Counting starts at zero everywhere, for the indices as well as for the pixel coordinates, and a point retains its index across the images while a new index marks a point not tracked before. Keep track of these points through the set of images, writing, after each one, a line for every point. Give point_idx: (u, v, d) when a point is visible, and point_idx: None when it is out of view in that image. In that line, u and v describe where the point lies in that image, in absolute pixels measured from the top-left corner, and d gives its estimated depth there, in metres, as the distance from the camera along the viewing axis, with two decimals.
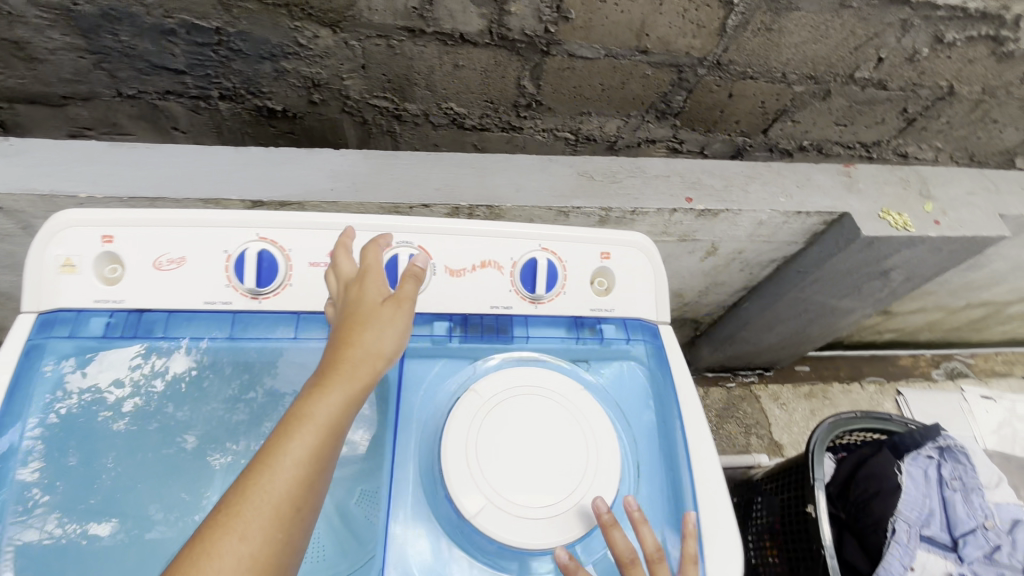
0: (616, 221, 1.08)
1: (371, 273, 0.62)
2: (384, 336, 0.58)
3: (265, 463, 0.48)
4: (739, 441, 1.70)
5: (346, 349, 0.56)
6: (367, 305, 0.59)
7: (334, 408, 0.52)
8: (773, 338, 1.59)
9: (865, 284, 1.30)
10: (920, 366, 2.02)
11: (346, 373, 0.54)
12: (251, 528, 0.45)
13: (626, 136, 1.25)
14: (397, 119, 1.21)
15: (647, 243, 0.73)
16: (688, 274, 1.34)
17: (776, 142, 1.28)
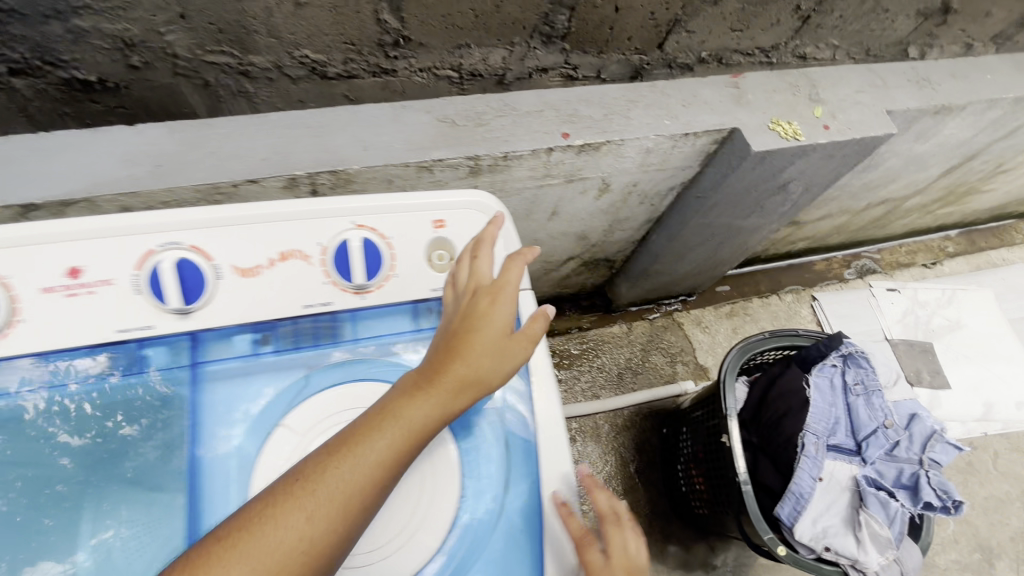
0: (490, 169, 0.96)
1: (506, 291, 0.64)
2: (490, 368, 0.62)
3: (354, 451, 0.56)
4: (666, 371, 1.71)
5: (456, 361, 0.61)
6: (490, 327, 0.62)
7: (426, 421, 0.59)
8: (687, 266, 1.56)
9: (765, 201, 1.25)
10: (833, 269, 2.07)
11: (447, 390, 0.60)
12: (317, 513, 0.53)
13: (514, 67, 1.07)
14: (246, 76, 0.98)
15: (486, 204, 0.72)
16: (588, 214, 1.25)
17: (675, 58, 1.14)
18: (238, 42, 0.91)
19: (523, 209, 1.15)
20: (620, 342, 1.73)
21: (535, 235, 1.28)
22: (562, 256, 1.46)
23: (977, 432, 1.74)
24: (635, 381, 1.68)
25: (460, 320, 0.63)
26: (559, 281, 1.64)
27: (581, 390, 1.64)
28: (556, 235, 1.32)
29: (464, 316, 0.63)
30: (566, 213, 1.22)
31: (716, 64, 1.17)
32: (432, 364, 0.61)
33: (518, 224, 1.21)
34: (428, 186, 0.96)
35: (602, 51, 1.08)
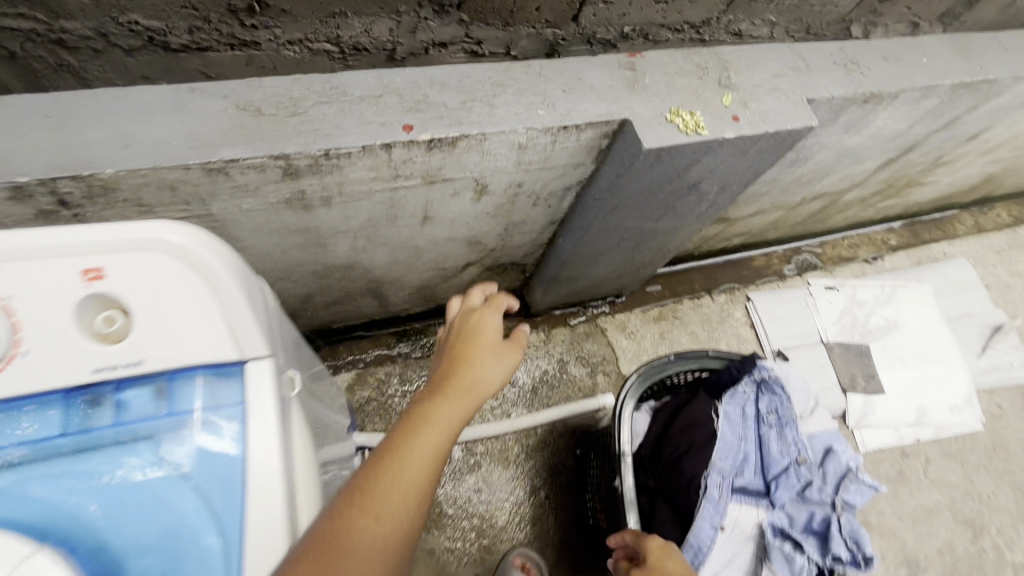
0: (314, 170, 0.77)
1: (491, 312, 0.84)
2: (494, 369, 0.76)
3: (398, 454, 0.61)
4: (586, 383, 1.56)
5: (466, 368, 0.75)
6: (486, 339, 0.80)
7: (454, 417, 0.68)
8: (603, 270, 1.40)
9: (675, 202, 1.09)
10: (773, 265, 1.95)
11: (464, 392, 0.72)
12: (383, 514, 0.56)
13: (405, 39, 0.81)
14: (61, 47, 0.68)
15: (167, 240, 0.50)
16: (473, 217, 1.07)
17: (593, 32, 0.91)
18: (42, 4, 0.62)
19: (384, 214, 0.95)
20: (537, 352, 1.57)
21: (413, 242, 1.09)
22: (458, 262, 1.28)
23: (909, 439, 1.66)
24: (551, 395, 1.52)
25: (459, 342, 0.80)
26: (464, 287, 1.46)
27: (491, 407, 1.48)
28: (440, 241, 1.13)
29: (462, 339, 0.80)
30: (443, 218, 1.03)
31: (642, 40, 0.96)
32: (445, 378, 0.74)
33: (385, 231, 1.01)
34: (234, 192, 0.76)
35: (507, 26, 0.84)
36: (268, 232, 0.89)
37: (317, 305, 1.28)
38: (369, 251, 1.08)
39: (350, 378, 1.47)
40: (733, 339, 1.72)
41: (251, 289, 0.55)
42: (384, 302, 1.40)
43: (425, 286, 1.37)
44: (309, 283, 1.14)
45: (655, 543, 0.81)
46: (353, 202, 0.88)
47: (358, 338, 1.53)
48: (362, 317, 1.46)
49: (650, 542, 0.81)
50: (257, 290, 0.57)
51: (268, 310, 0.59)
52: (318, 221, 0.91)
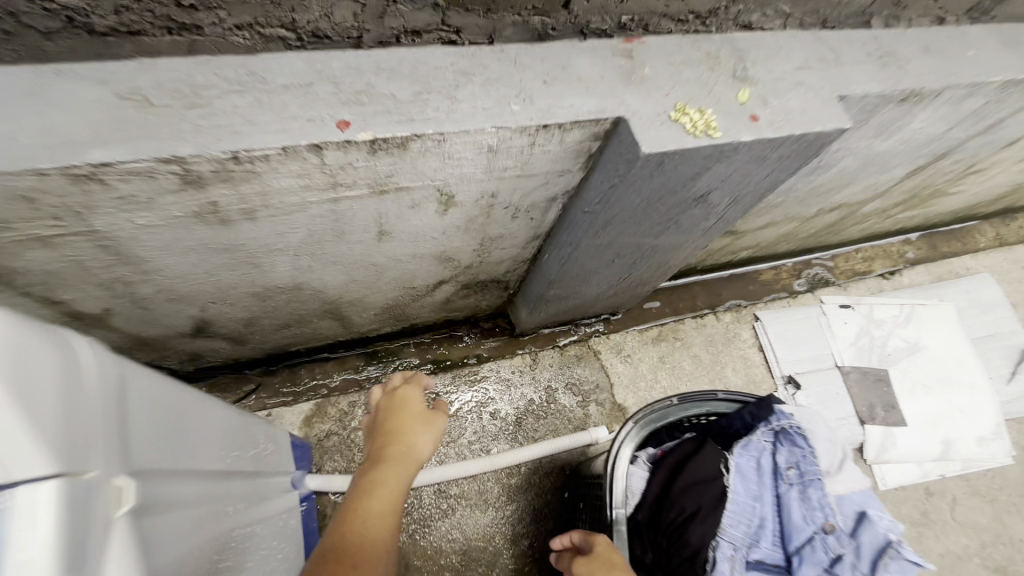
0: (223, 177, 0.61)
1: (414, 389, 1.02)
2: (425, 437, 0.95)
3: (358, 517, 0.78)
4: (576, 413, 1.39)
5: (401, 439, 0.92)
6: (411, 413, 0.98)
7: (400, 480, 0.86)
8: (596, 288, 1.24)
9: (678, 215, 0.94)
10: (781, 279, 1.80)
11: (403, 460, 0.90)
12: (357, 564, 0.71)
13: (372, 25, 0.63)
14: None
15: None
16: (440, 232, 0.90)
17: (588, 21, 0.73)
18: None
19: (328, 229, 0.79)
20: (522, 378, 1.41)
21: (371, 260, 0.93)
22: (429, 281, 1.12)
23: (934, 476, 1.50)
24: (536, 427, 1.36)
25: (390, 419, 0.97)
26: (440, 306, 1.30)
27: (469, 442, 1.32)
28: (404, 259, 0.97)
29: (392, 415, 0.98)
30: (403, 233, 0.87)
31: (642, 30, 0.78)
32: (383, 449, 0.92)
33: (334, 249, 0.85)
34: (121, 204, 0.60)
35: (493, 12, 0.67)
36: (182, 252, 0.73)
37: (267, 328, 1.12)
38: (318, 271, 0.92)
39: (310, 407, 1.31)
40: (739, 363, 1.56)
41: (23, 371, 0.35)
42: (347, 324, 1.24)
43: (394, 306, 1.21)
44: (251, 305, 0.98)
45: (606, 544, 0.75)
46: (286, 216, 0.72)
47: (322, 360, 1.39)
48: (324, 339, 1.30)
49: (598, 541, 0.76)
50: (43, 365, 0.37)
51: (67, 388, 0.38)
52: (246, 238, 0.75)
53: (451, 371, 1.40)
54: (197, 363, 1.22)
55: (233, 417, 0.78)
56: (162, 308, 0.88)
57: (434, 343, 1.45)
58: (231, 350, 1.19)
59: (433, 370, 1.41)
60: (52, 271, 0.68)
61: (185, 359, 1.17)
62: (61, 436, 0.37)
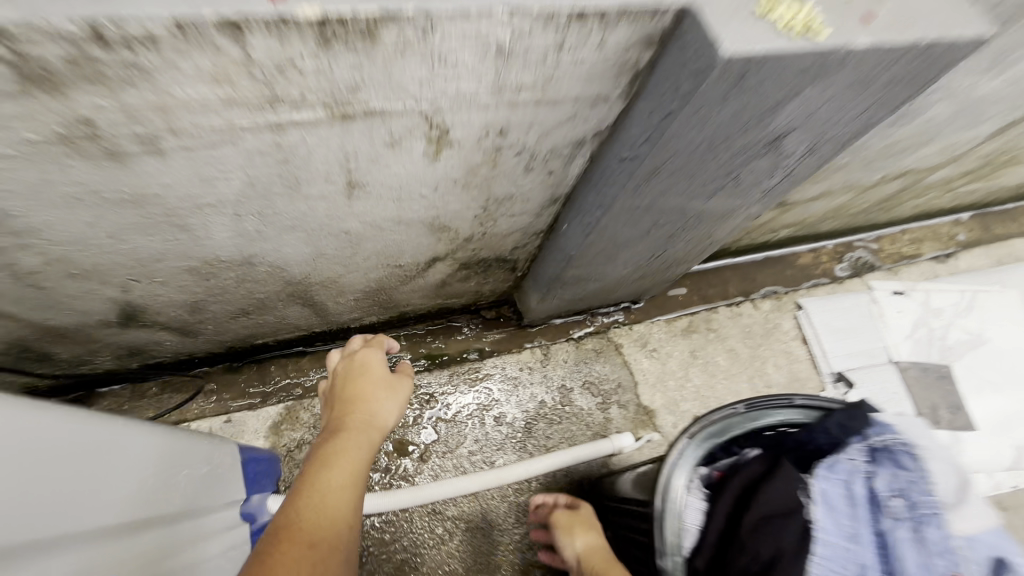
0: (87, 74, 0.39)
1: (374, 352, 0.86)
2: (389, 403, 0.79)
3: (314, 491, 0.62)
4: (595, 417, 1.18)
5: (361, 407, 0.76)
6: (371, 376, 0.82)
7: (362, 451, 0.71)
8: (622, 268, 1.03)
9: (740, 167, 0.72)
10: (821, 263, 1.57)
11: (365, 429, 0.74)
12: (315, 545, 0.56)
13: None
14: None
15: None
16: (432, 187, 0.69)
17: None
18: None
19: (275, 176, 0.57)
20: (531, 377, 1.20)
21: (341, 227, 0.72)
22: (419, 257, 0.90)
23: (1007, 488, 1.29)
24: (549, 434, 1.15)
25: (347, 385, 0.81)
26: (433, 290, 1.08)
27: (470, 453, 1.11)
28: (386, 226, 0.76)
29: (348, 381, 0.81)
30: (381, 187, 0.65)
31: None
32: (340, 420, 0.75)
33: (287, 207, 0.64)
34: None
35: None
36: (62, 203, 0.52)
37: (219, 315, 0.90)
38: (272, 239, 0.70)
39: (280, 411, 1.10)
40: (781, 358, 1.35)
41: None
42: (321, 311, 1.02)
43: (376, 290, 0.99)
44: (190, 286, 0.77)
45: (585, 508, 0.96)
46: (207, 151, 0.50)
47: (295, 354, 1.19)
48: (295, 330, 1.09)
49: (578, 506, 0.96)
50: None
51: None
52: (155, 186, 0.53)
53: (447, 368, 1.19)
54: (140, 358, 1.01)
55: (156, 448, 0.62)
56: (64, 287, 0.67)
57: (427, 335, 1.24)
58: (179, 343, 0.98)
59: (427, 366, 1.20)
60: None
61: (122, 354, 0.96)
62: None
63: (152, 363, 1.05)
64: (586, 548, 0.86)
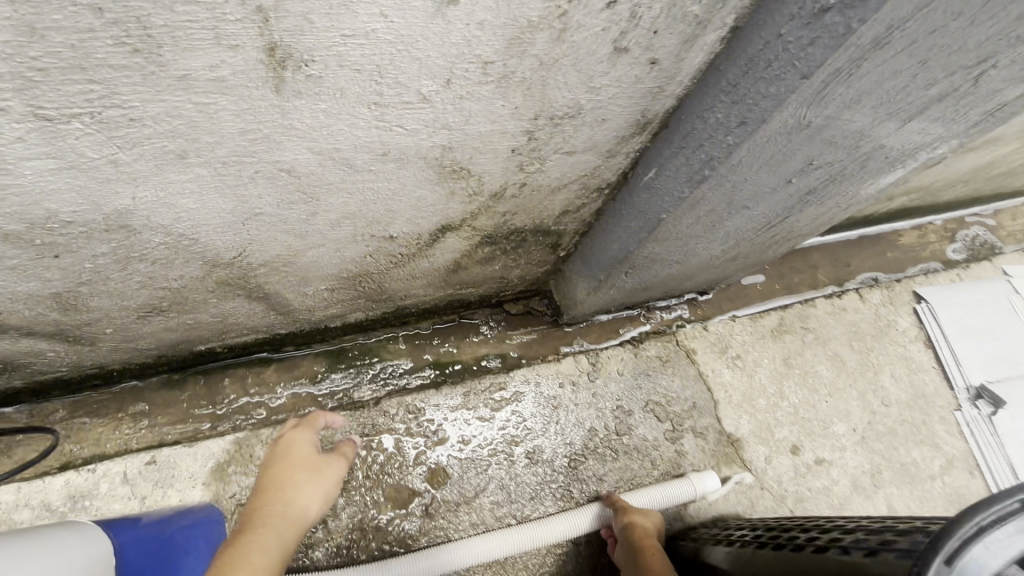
0: None
1: (302, 430, 0.72)
2: (313, 489, 0.64)
3: None
4: (662, 451, 0.87)
5: (274, 497, 0.61)
6: (296, 457, 0.68)
7: (272, 552, 0.54)
8: (718, 245, 0.70)
9: (1011, 47, 0.38)
10: (931, 243, 1.23)
11: (279, 526, 0.58)
12: None
13: None
14: None
15: None
16: (441, 80, 0.36)
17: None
18: None
19: (83, 11, 0.25)
20: (573, 395, 0.88)
21: (276, 160, 0.40)
22: (419, 225, 0.58)
23: None
24: (601, 475, 0.84)
25: (266, 473, 0.66)
26: (440, 277, 0.76)
27: (495, 505, 0.80)
28: (359, 164, 0.43)
29: (267, 468, 0.67)
30: (336, 69, 0.33)
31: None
32: (245, 519, 0.59)
33: (151, 109, 0.32)
34: None
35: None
36: None
37: (114, 315, 0.59)
38: (149, 181, 0.38)
39: (228, 446, 0.79)
40: (900, 367, 1.02)
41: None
42: (280, 307, 0.71)
43: (358, 276, 0.68)
44: (32, 269, 0.45)
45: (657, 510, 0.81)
46: None
47: (258, 363, 0.87)
48: (248, 333, 0.78)
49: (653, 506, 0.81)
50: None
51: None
52: None
53: (461, 384, 0.88)
54: (21, 375, 0.70)
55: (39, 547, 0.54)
56: None
57: (434, 336, 0.93)
58: (72, 354, 0.67)
59: (434, 380, 0.89)
60: None
61: None
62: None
63: (46, 381, 0.75)
64: (642, 528, 0.73)
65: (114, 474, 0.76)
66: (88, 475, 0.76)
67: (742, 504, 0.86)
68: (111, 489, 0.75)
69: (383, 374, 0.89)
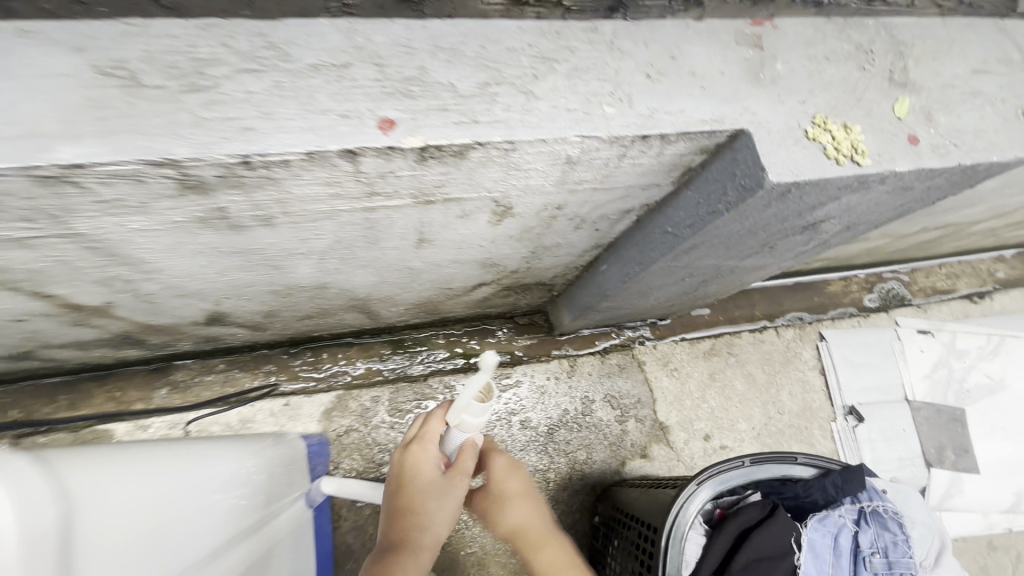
0: (232, 183, 0.47)
1: (424, 448, 0.78)
2: (442, 518, 0.74)
3: None
4: (612, 429, 1.29)
5: (413, 523, 0.73)
6: (424, 484, 0.75)
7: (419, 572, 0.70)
8: (653, 301, 1.09)
9: (775, 241, 0.77)
10: (852, 292, 1.57)
11: (421, 551, 0.72)
12: None
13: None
14: None
15: None
16: (489, 240, 0.76)
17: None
18: None
19: (358, 236, 0.66)
20: (556, 385, 1.30)
21: (406, 264, 0.80)
22: (467, 282, 0.98)
23: (999, 529, 1.37)
24: (569, 439, 1.26)
25: (400, 491, 0.76)
26: (475, 303, 1.17)
27: None
28: (443, 264, 0.84)
29: (400, 487, 0.76)
30: (444, 241, 0.73)
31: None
32: (391, 538, 0.73)
33: (365, 254, 0.73)
34: (104, 208, 0.48)
35: (565, 4, 0.52)
36: (188, 253, 0.61)
37: (287, 318, 1.01)
38: (345, 272, 0.79)
39: (331, 399, 1.23)
40: (797, 387, 1.41)
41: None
42: (373, 316, 1.12)
43: (425, 302, 1.08)
44: (270, 300, 0.87)
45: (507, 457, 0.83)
46: (310, 222, 0.59)
47: (346, 344, 1.30)
48: (347, 327, 1.19)
49: (498, 451, 0.83)
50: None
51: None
52: (263, 244, 0.62)
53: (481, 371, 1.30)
54: (214, 344, 1.13)
55: (241, 466, 0.66)
56: (169, 301, 0.78)
57: (464, 335, 1.34)
58: (248, 334, 1.10)
59: (463, 366, 1.31)
60: (40, 269, 0.58)
61: (200, 340, 1.08)
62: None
63: (222, 347, 1.18)
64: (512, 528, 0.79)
65: (262, 410, 1.21)
66: (245, 408, 1.20)
67: (663, 468, 1.28)
68: (261, 418, 1.19)
69: (430, 359, 1.31)
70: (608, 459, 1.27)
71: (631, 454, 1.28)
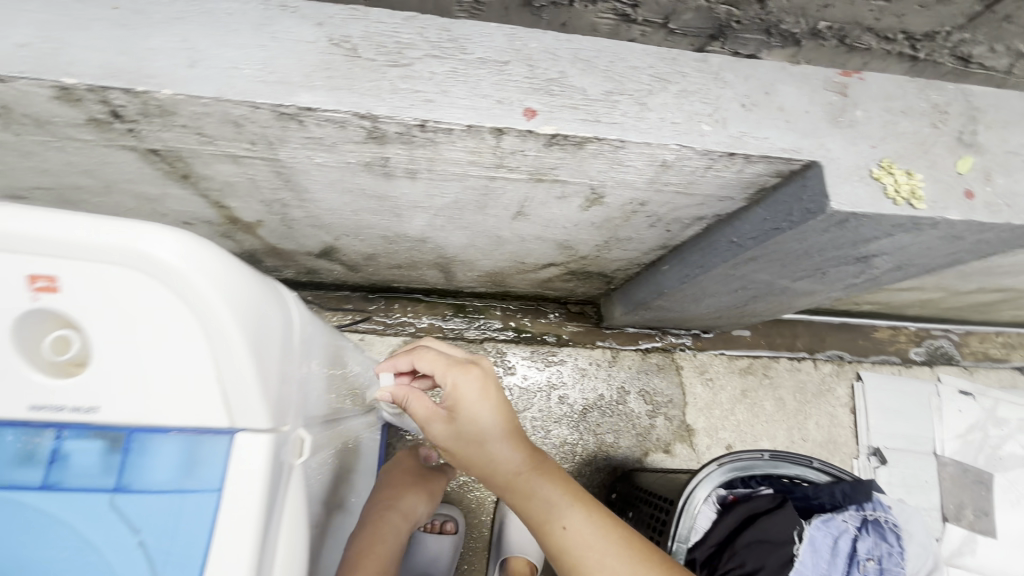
0: (405, 138, 0.62)
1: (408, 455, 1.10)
2: (416, 500, 1.00)
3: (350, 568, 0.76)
4: (641, 420, 1.39)
5: (399, 497, 0.97)
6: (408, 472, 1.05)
7: (397, 531, 0.90)
8: (703, 309, 1.18)
9: (827, 267, 0.85)
10: (897, 342, 1.59)
11: (402, 516, 0.94)
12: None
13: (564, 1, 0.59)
14: None
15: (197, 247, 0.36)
16: (572, 223, 0.88)
17: (779, 19, 0.62)
18: None
19: (471, 201, 0.80)
20: (595, 371, 1.42)
21: (497, 232, 0.94)
22: (538, 259, 1.11)
23: None
24: (600, 420, 1.38)
25: (387, 478, 1.03)
26: (538, 282, 1.30)
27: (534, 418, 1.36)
28: (526, 237, 0.96)
29: (390, 476, 1.03)
30: (538, 217, 0.86)
31: (835, 44, 0.65)
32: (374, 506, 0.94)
33: (470, 217, 0.87)
34: (307, 143, 0.63)
35: (671, 26, 0.62)
36: (340, 190, 0.77)
37: (380, 264, 1.17)
38: (446, 229, 0.93)
39: (397, 343, 1.39)
40: (825, 419, 1.47)
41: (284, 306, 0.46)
42: (448, 276, 1.26)
43: (495, 273, 1.22)
44: (374, 244, 1.03)
45: (467, 388, 0.69)
46: (442, 181, 0.73)
47: (416, 300, 1.45)
48: (422, 283, 1.34)
49: (460, 377, 0.70)
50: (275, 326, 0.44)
51: (285, 340, 0.46)
52: (398, 194, 0.77)
53: (531, 345, 1.42)
54: (310, 276, 1.31)
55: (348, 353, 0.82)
56: (303, 229, 0.95)
57: (519, 312, 1.46)
58: (340, 272, 1.26)
59: (515, 337, 1.43)
60: (233, 182, 0.75)
61: (302, 270, 1.26)
62: (286, 367, 0.45)
63: (315, 281, 1.36)
64: (495, 461, 0.68)
65: None
66: None
67: (682, 465, 1.37)
68: None
69: (485, 327, 1.43)
70: (633, 446, 1.37)
71: (654, 446, 1.38)
